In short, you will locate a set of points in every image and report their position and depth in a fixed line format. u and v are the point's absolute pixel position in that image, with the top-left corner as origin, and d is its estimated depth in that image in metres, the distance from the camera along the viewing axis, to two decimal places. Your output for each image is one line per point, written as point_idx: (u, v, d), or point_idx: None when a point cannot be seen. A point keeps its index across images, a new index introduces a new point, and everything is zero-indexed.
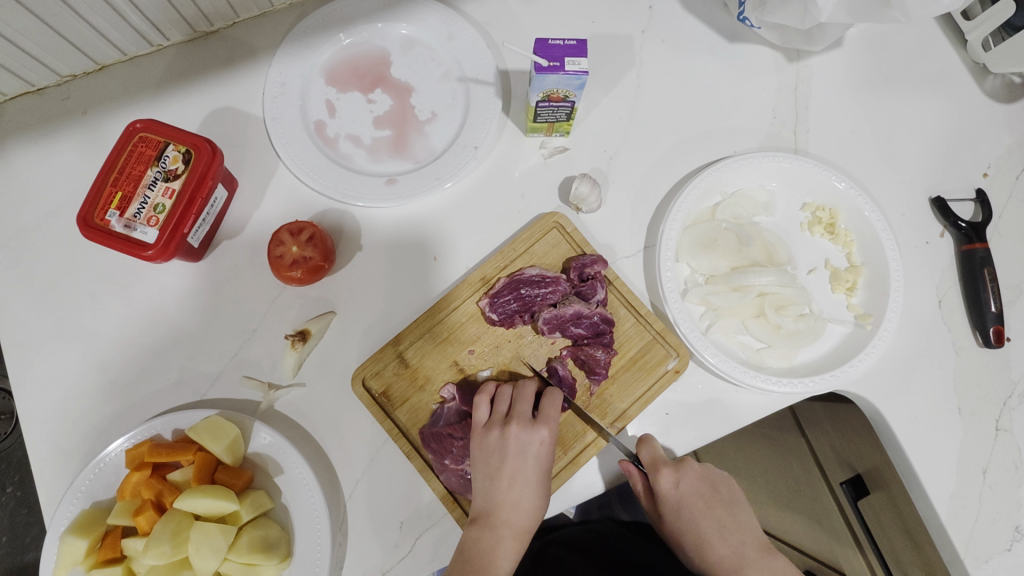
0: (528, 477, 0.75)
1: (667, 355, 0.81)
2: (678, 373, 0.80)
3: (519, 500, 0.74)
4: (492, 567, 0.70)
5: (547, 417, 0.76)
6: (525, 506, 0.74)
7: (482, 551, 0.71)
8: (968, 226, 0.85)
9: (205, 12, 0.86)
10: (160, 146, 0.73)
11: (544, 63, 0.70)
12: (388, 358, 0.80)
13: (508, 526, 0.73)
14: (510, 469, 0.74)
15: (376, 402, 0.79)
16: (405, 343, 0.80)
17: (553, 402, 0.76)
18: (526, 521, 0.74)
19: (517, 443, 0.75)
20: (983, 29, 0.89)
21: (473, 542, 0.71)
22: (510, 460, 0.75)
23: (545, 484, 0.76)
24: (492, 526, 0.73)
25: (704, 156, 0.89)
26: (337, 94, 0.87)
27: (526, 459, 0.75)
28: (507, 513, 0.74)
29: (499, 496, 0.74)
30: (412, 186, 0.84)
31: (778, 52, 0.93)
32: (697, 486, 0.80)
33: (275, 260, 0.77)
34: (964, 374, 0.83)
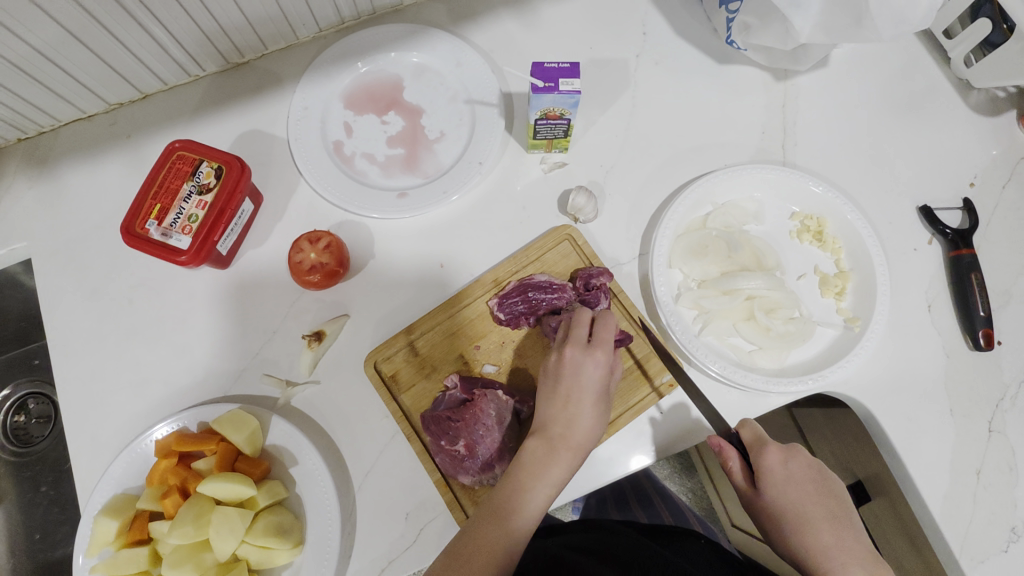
0: (581, 397, 0.75)
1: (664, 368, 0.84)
2: (673, 386, 0.83)
3: (575, 418, 0.75)
4: (541, 477, 0.72)
5: (602, 343, 0.78)
6: (582, 425, 0.75)
7: (532, 462, 0.73)
8: (954, 233, 0.88)
9: (238, 46, 0.95)
10: (195, 163, 0.81)
11: (540, 84, 0.77)
12: (400, 345, 0.86)
13: (558, 439, 0.74)
14: (566, 389, 0.76)
15: (385, 384, 0.84)
16: (416, 332, 0.86)
17: (605, 327, 0.79)
18: (581, 442, 0.74)
19: (571, 361, 0.77)
20: (963, 47, 0.94)
21: (529, 455, 0.74)
22: (572, 379, 0.76)
23: (602, 410, 0.76)
24: (549, 442, 0.74)
25: (696, 170, 0.94)
26: (354, 116, 0.96)
27: (581, 377, 0.76)
28: (562, 428, 0.74)
29: (556, 414, 0.75)
30: (422, 199, 0.90)
31: (766, 72, 0.99)
32: (811, 473, 0.77)
33: (295, 265, 0.83)
34: (955, 376, 0.84)
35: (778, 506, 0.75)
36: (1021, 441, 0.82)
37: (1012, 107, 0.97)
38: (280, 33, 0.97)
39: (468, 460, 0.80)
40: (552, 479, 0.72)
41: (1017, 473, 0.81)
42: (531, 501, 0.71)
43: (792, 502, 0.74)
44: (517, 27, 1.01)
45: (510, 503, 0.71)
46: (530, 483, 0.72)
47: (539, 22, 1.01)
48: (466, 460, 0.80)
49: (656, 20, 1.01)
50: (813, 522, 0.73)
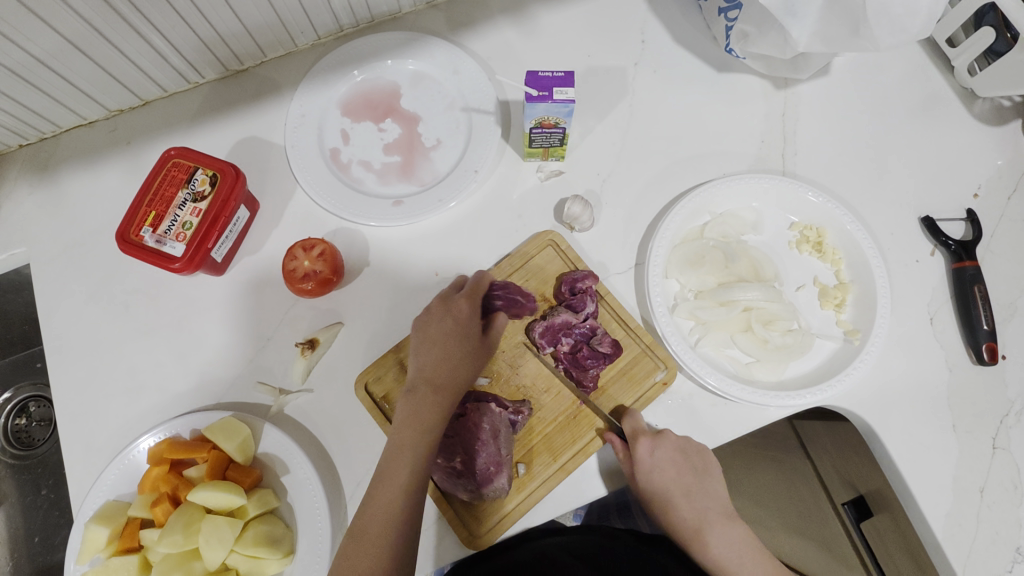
0: (448, 342, 0.76)
1: (655, 368, 0.84)
2: (667, 385, 0.83)
3: (442, 361, 0.75)
4: (421, 424, 0.71)
5: (472, 292, 0.80)
6: (447, 366, 0.75)
7: (407, 413, 0.72)
8: (957, 245, 0.87)
9: (237, 53, 0.96)
10: (190, 170, 0.81)
11: (534, 93, 0.77)
12: (388, 365, 0.84)
13: (425, 383, 0.74)
14: (430, 338, 0.76)
15: (376, 406, 0.83)
16: (404, 350, 0.85)
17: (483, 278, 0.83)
18: (450, 384, 0.74)
19: (434, 314, 0.79)
20: (966, 56, 0.92)
21: (409, 407, 0.72)
22: (436, 330, 0.77)
23: (470, 354, 0.77)
24: (416, 390, 0.74)
25: (694, 179, 0.93)
26: (351, 123, 0.96)
27: (447, 324, 0.77)
28: (429, 373, 0.74)
29: (425, 365, 0.75)
30: (417, 207, 0.90)
31: (766, 80, 0.98)
32: (675, 455, 0.78)
33: (289, 273, 0.83)
34: (957, 391, 0.83)
35: (648, 489, 0.78)
36: None
37: (1017, 116, 0.95)
38: (278, 40, 0.97)
39: (465, 476, 0.75)
40: (428, 424, 0.71)
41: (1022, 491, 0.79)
42: (414, 445, 0.70)
43: (659, 487, 0.78)
44: (515, 35, 1.01)
45: (402, 457, 0.69)
46: (411, 431, 0.70)
47: (537, 30, 1.01)
48: (463, 476, 0.76)
49: (655, 28, 1.00)
50: (671, 499, 0.79)
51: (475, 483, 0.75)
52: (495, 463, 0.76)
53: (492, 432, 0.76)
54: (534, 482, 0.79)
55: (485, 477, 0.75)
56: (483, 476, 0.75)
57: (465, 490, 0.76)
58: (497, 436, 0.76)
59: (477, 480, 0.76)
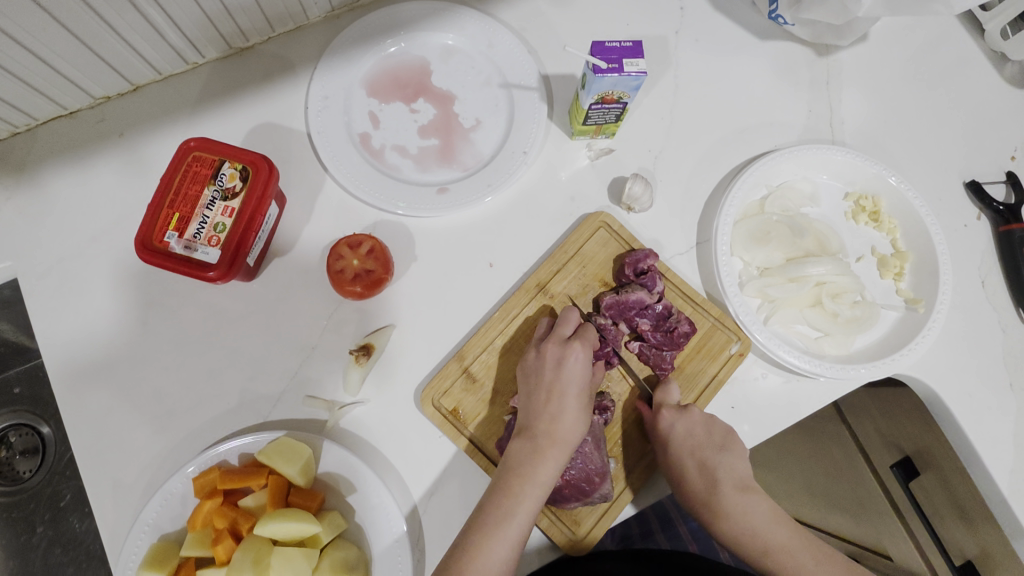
0: (567, 391, 0.72)
1: (729, 340, 0.81)
2: (744, 355, 0.81)
3: (557, 413, 0.71)
4: (529, 476, 0.67)
5: (587, 338, 0.75)
6: (563, 418, 0.71)
7: (519, 460, 0.69)
8: (1004, 208, 0.88)
9: (242, 28, 0.85)
10: (215, 164, 0.71)
11: (603, 65, 0.71)
12: (455, 375, 0.79)
13: (541, 434, 0.70)
14: (546, 387, 0.72)
15: (448, 420, 0.77)
16: (469, 358, 0.79)
17: (589, 330, 0.76)
18: (567, 434, 0.70)
19: (552, 358, 0.73)
20: (1000, 20, 0.93)
21: (514, 455, 0.69)
22: (557, 380, 0.72)
23: (587, 403, 0.73)
24: (531, 437, 0.70)
25: (746, 153, 0.90)
26: (380, 105, 0.88)
27: (563, 373, 0.72)
28: (546, 423, 0.70)
29: (540, 411, 0.71)
30: (464, 195, 0.84)
31: (808, 48, 0.95)
32: (699, 427, 0.75)
33: (336, 274, 0.75)
34: (1012, 351, 0.85)
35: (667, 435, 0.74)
36: None
37: None
38: (288, 13, 0.86)
39: (568, 487, 0.72)
40: (543, 478, 0.68)
41: None
42: (521, 495, 0.66)
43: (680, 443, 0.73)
44: (547, 3, 0.94)
45: (508, 502, 0.66)
46: (517, 483, 0.67)
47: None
48: (566, 489, 0.73)
49: None
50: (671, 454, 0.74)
51: (580, 492, 0.73)
52: (599, 472, 0.73)
53: (594, 442, 0.75)
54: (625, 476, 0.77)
55: (590, 485, 0.73)
56: (587, 485, 0.73)
57: (569, 500, 0.73)
58: (597, 443, 0.75)
59: (581, 489, 0.73)
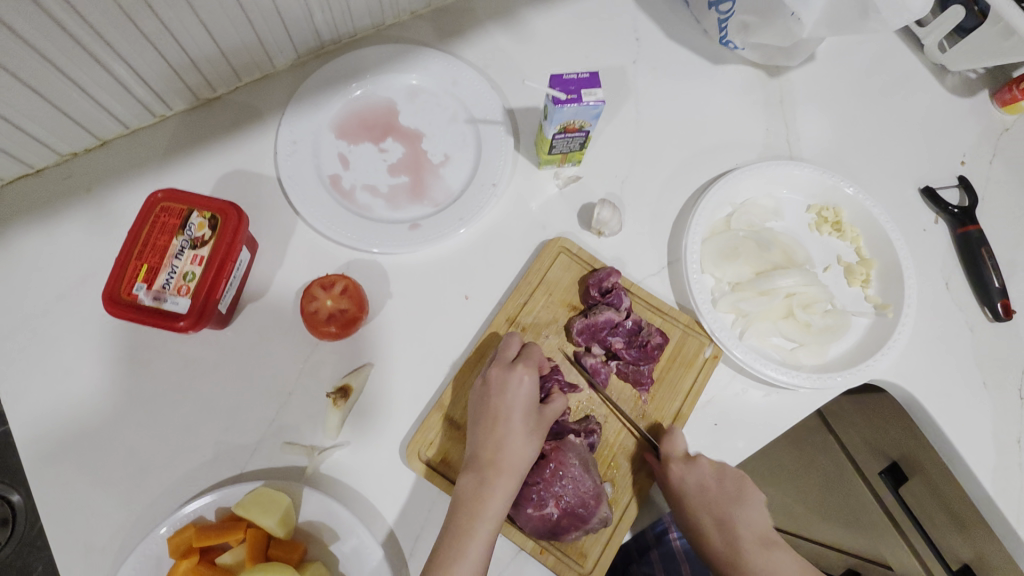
0: (511, 415, 0.70)
1: (702, 344, 0.81)
2: (718, 358, 0.81)
3: (502, 440, 0.69)
4: (478, 512, 0.65)
5: (530, 361, 0.74)
6: (508, 444, 0.69)
7: (465, 494, 0.66)
8: (958, 210, 0.91)
9: (209, 79, 0.86)
10: (183, 214, 0.71)
11: (562, 96, 0.74)
12: (438, 424, 0.78)
13: (486, 464, 0.68)
14: (490, 414, 0.70)
15: (437, 471, 0.76)
16: (449, 404, 0.78)
17: (531, 350, 0.75)
18: (514, 461, 0.68)
19: (495, 383, 0.72)
20: (937, 34, 0.98)
21: (461, 490, 0.67)
22: (501, 406, 0.70)
23: (534, 427, 0.71)
24: (478, 469, 0.68)
25: (710, 172, 0.93)
26: (348, 146, 0.89)
27: (506, 397, 0.71)
28: (491, 452, 0.68)
29: (484, 441, 0.69)
30: (436, 230, 0.85)
31: (760, 70, 1.00)
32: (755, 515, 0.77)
33: (311, 316, 0.74)
34: (983, 349, 0.87)
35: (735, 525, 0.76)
36: None
37: (983, 87, 1.02)
38: (255, 62, 0.88)
39: (564, 518, 0.70)
40: (491, 512, 0.65)
41: None
42: (469, 532, 0.64)
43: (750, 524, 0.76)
44: (508, 41, 0.98)
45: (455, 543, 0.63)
46: (468, 520, 0.65)
47: (529, 36, 0.98)
48: (564, 520, 0.70)
49: (647, 27, 1.00)
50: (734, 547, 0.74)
51: (578, 520, 0.70)
52: (594, 495, 0.71)
53: (582, 465, 0.72)
54: (625, 497, 0.76)
55: (588, 512, 0.70)
56: (585, 512, 0.70)
57: (568, 531, 0.71)
58: (588, 466, 0.73)
59: (578, 517, 0.70)
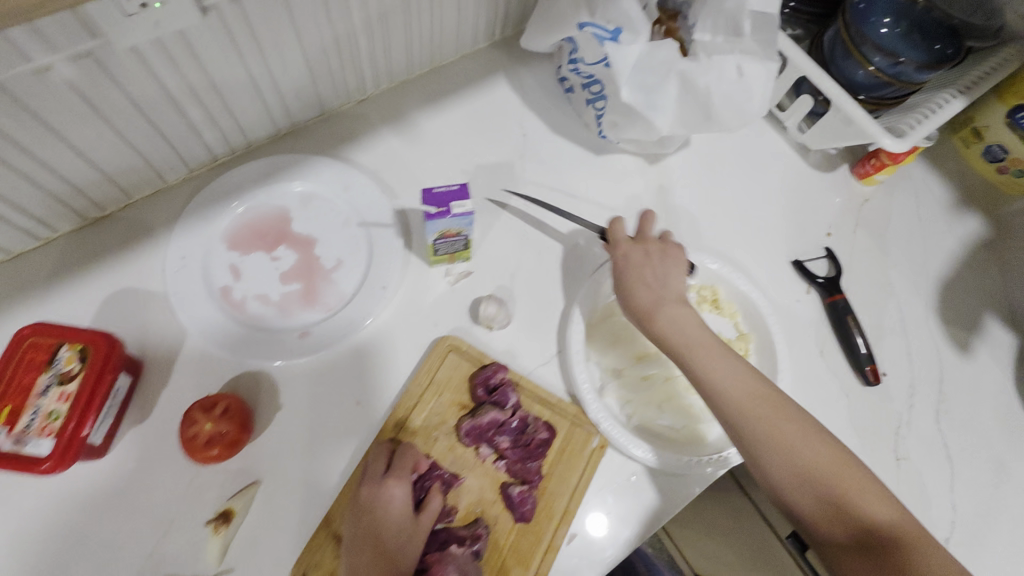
0: (381, 533, 0.73)
1: (590, 434, 0.84)
2: (604, 447, 0.83)
3: (373, 561, 0.71)
4: None
5: (399, 471, 0.77)
6: (378, 564, 0.71)
7: None
8: (824, 282, 0.99)
9: (95, 200, 0.87)
10: (52, 347, 0.72)
11: (433, 210, 0.78)
12: (325, 543, 0.77)
13: None
14: (362, 533, 0.73)
15: None
16: (336, 522, 0.78)
17: (402, 459, 0.78)
18: None
19: (367, 502, 0.75)
20: (796, 117, 1.07)
21: None
22: (371, 524, 0.74)
23: (405, 542, 0.74)
24: None
25: (595, 259, 0.98)
26: (240, 257, 0.90)
27: (377, 515, 0.74)
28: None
29: (355, 564, 0.71)
30: (327, 337, 0.86)
31: (639, 157, 1.07)
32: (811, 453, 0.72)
33: (189, 441, 0.75)
34: (856, 412, 0.92)
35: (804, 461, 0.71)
36: (924, 464, 0.91)
37: (843, 162, 1.11)
38: (144, 180, 0.90)
39: None
40: None
41: (926, 494, 0.89)
42: None
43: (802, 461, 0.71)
44: (400, 143, 1.02)
45: None
46: None
47: (420, 137, 1.03)
48: None
49: (532, 123, 1.07)
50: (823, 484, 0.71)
51: None
52: None
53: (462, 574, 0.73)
54: None
55: None
56: None
57: None
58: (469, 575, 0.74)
59: None
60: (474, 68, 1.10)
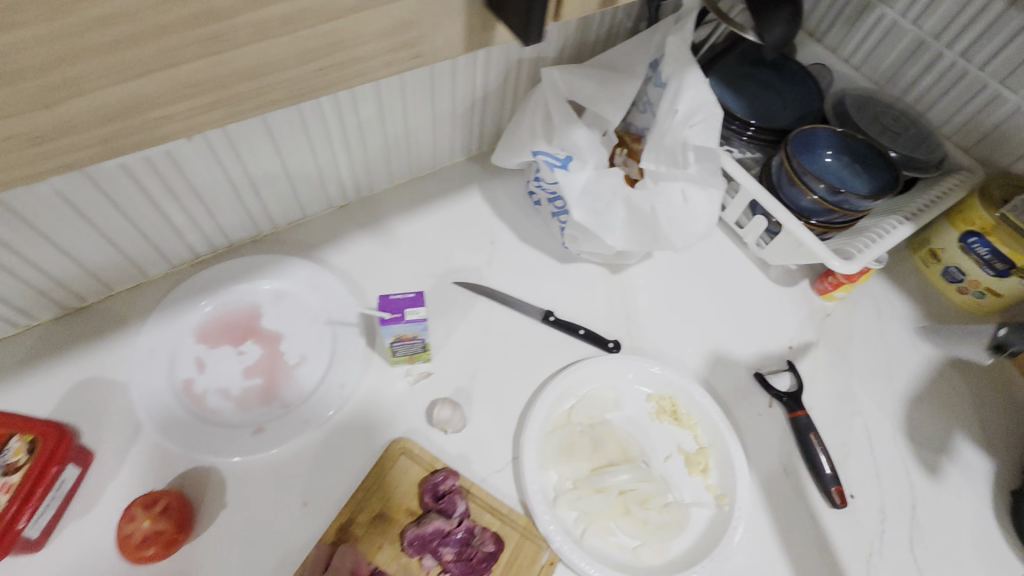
0: None
1: (540, 548, 0.81)
2: (554, 564, 0.81)
3: None
4: None
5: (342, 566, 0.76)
6: None
7: None
8: (787, 397, 0.98)
9: (77, 293, 0.93)
10: (4, 437, 0.75)
11: (387, 315, 0.82)
12: None
13: None
14: None
15: None
16: None
17: (345, 556, 0.77)
18: None
19: None
20: (753, 235, 1.11)
21: None
22: None
23: None
24: None
25: (554, 365, 0.99)
26: (206, 350, 0.94)
27: None
28: None
29: None
30: (280, 434, 0.87)
31: (603, 267, 1.11)
32: None
33: (124, 539, 0.74)
34: (825, 538, 0.88)
35: None
36: None
37: (805, 276, 1.15)
38: (127, 275, 0.96)
39: None
40: None
41: None
42: None
43: None
44: (375, 246, 1.09)
45: None
46: None
47: (394, 240, 1.10)
48: None
49: (503, 232, 1.14)
50: None
51: None
52: None
53: None
54: None
55: None
56: None
57: None
58: None
59: None
60: (453, 179, 1.19)
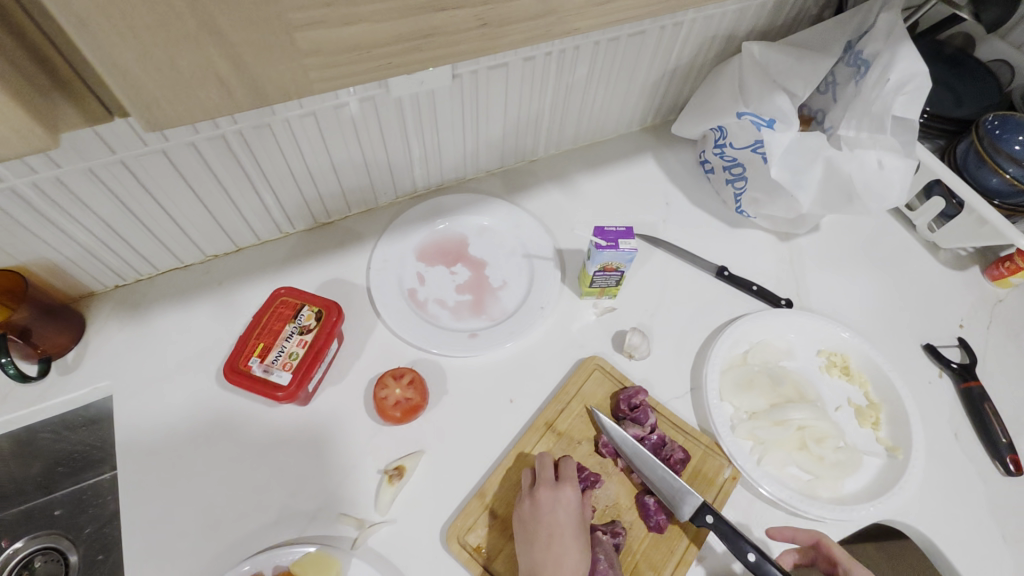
0: (565, 533, 0.79)
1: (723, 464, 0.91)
2: (735, 479, 0.90)
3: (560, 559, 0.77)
4: None
5: (568, 475, 0.85)
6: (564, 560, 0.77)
7: None
8: (958, 368, 1.01)
9: (328, 209, 1.11)
10: (296, 307, 0.90)
11: (603, 243, 0.93)
12: (478, 513, 0.87)
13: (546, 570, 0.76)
14: (547, 531, 0.79)
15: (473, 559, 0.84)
16: (491, 497, 0.88)
17: (569, 468, 0.87)
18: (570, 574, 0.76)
19: (544, 503, 0.81)
20: (925, 217, 1.15)
21: None
22: (556, 523, 0.80)
23: (583, 534, 0.80)
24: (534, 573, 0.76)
25: (727, 314, 1.07)
26: (425, 267, 1.09)
27: (558, 516, 0.80)
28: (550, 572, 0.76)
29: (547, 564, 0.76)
30: (491, 339, 1.00)
31: (772, 234, 1.18)
32: None
33: (380, 400, 0.92)
34: (996, 500, 0.92)
35: None
36: None
37: (975, 262, 1.17)
38: (364, 199, 1.14)
39: None
40: None
41: None
42: None
43: None
44: (562, 196, 1.22)
45: None
46: None
47: (579, 193, 1.23)
48: None
49: (676, 195, 1.24)
50: None
51: None
52: None
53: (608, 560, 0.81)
54: None
55: None
56: None
57: None
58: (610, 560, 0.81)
59: None
60: (629, 145, 1.30)
